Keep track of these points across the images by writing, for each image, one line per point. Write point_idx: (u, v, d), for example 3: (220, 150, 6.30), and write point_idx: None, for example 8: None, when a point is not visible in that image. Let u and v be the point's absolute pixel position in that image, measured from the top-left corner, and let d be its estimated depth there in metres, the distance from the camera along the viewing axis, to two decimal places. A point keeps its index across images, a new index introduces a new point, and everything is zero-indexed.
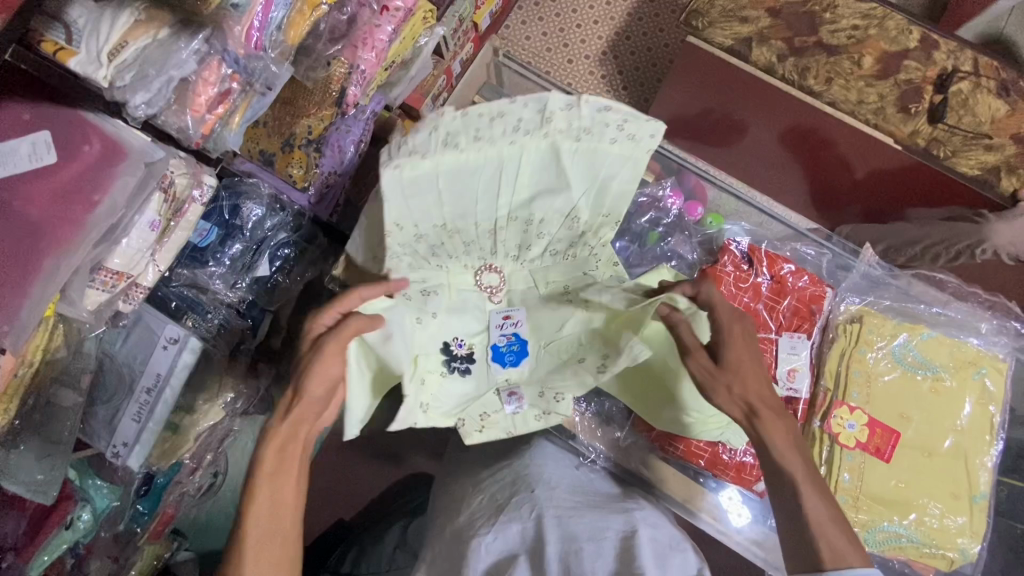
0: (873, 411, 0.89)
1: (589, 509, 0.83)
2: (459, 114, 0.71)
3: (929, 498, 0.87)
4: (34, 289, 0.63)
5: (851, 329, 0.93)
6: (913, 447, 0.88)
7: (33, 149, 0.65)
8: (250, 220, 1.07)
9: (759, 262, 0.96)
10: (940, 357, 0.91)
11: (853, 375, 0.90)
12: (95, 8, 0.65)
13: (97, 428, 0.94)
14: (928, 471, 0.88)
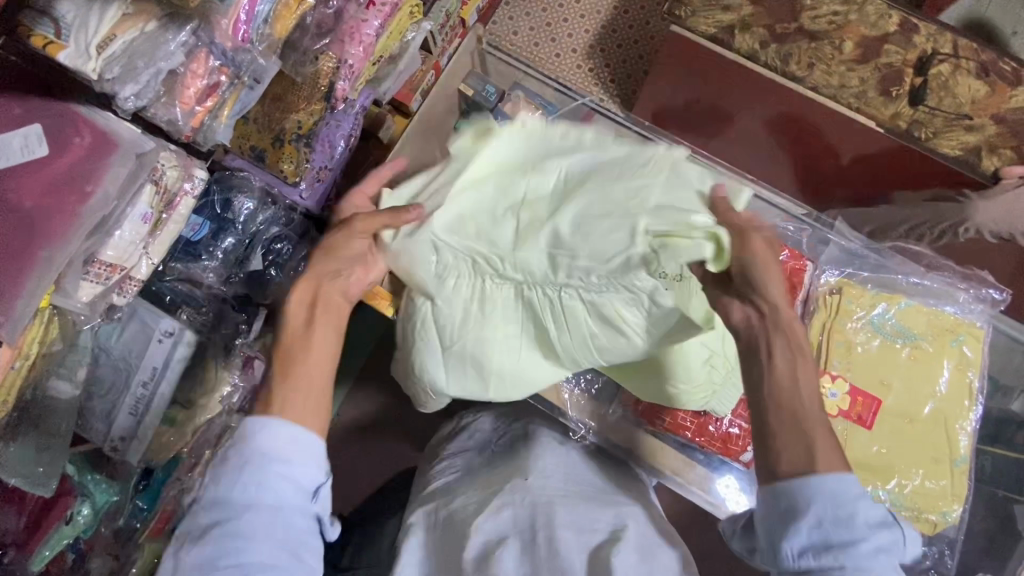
0: (853, 378, 0.91)
1: (580, 497, 0.85)
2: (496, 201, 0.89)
3: (910, 465, 0.89)
4: (29, 281, 0.64)
5: (831, 301, 0.94)
6: (893, 414, 0.91)
7: (25, 142, 0.65)
8: (241, 214, 1.09)
9: None
10: (918, 325, 0.93)
11: (834, 345, 0.92)
12: (83, 4, 0.66)
13: (94, 422, 0.95)
14: (910, 437, 0.90)
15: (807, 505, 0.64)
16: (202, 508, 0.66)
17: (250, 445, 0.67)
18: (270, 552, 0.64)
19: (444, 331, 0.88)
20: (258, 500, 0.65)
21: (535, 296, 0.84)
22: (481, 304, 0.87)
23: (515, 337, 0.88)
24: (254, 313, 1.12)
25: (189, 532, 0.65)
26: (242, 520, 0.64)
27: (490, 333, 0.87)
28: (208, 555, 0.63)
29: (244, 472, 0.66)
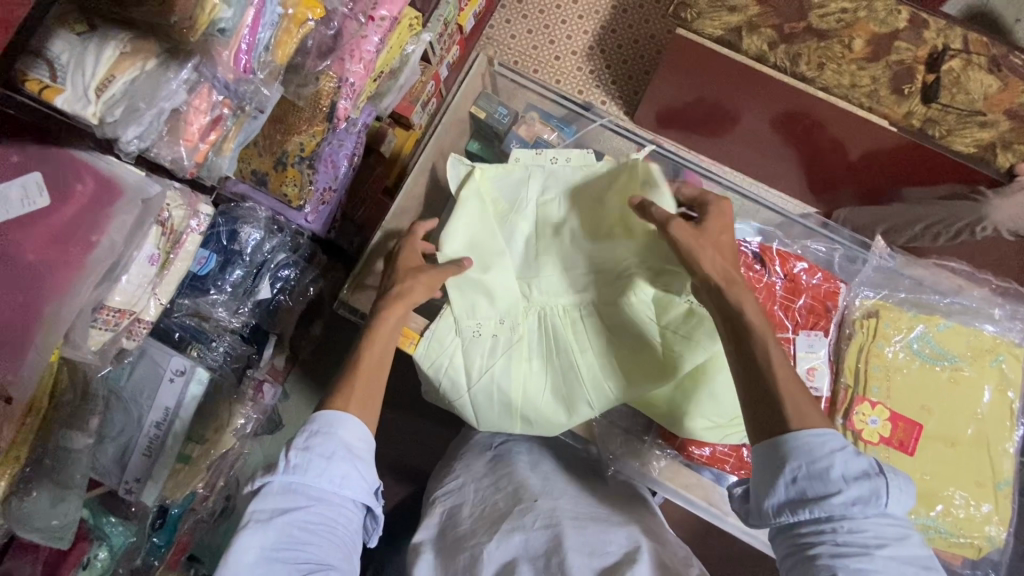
0: (893, 406, 0.88)
1: (593, 520, 0.80)
2: (499, 187, 0.90)
3: (954, 488, 0.86)
4: (37, 339, 0.62)
5: (867, 324, 0.92)
6: (934, 439, 0.88)
7: (24, 193, 0.62)
8: (248, 244, 1.07)
9: (771, 262, 0.93)
10: (957, 347, 0.91)
11: (872, 370, 0.89)
12: (78, 43, 0.63)
13: (106, 465, 0.93)
14: (951, 462, 0.87)
15: (789, 458, 0.60)
16: (271, 487, 0.63)
17: (335, 437, 0.66)
18: (333, 550, 0.63)
19: (472, 365, 0.83)
20: (334, 496, 0.64)
21: (562, 319, 0.85)
22: (510, 334, 0.84)
23: (549, 366, 0.84)
24: (265, 339, 1.12)
25: (257, 511, 0.62)
26: (317, 512, 0.63)
27: (521, 362, 0.83)
28: (276, 540, 0.61)
29: (331, 463, 0.64)
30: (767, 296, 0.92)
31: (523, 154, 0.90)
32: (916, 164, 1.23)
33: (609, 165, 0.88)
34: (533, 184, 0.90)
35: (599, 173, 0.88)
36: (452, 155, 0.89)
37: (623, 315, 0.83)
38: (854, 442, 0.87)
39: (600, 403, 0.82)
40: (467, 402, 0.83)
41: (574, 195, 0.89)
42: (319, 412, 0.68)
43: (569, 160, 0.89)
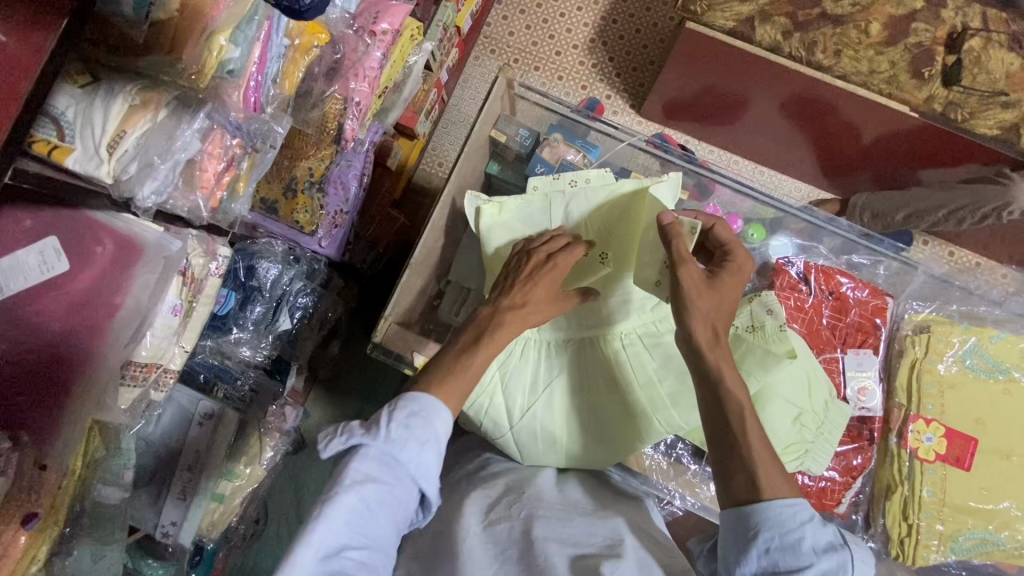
0: (949, 422, 0.87)
1: (578, 511, 0.72)
2: (521, 206, 0.87)
3: (1013, 501, 0.86)
4: (68, 410, 0.60)
5: (920, 340, 0.91)
6: (992, 452, 0.87)
7: (42, 258, 0.59)
8: (267, 279, 1.05)
9: (817, 282, 0.92)
10: (1012, 358, 0.90)
11: (926, 388, 0.89)
12: (83, 97, 0.59)
13: (141, 511, 0.92)
14: (1007, 474, 0.87)
15: (761, 527, 0.58)
16: (366, 452, 0.57)
17: (434, 426, 0.59)
18: (392, 533, 0.58)
19: (514, 406, 0.81)
20: (415, 481, 0.58)
21: (598, 352, 0.84)
22: (550, 369, 0.83)
23: (591, 398, 0.83)
24: (288, 370, 1.11)
25: (349, 472, 0.56)
26: (391, 492, 0.57)
27: (564, 396, 0.82)
28: (357, 507, 0.55)
29: (424, 450, 0.58)
30: (816, 314, 0.91)
31: (540, 181, 0.88)
32: (938, 148, 1.20)
33: (631, 184, 0.86)
34: (556, 210, 0.87)
35: (622, 192, 0.86)
36: (468, 192, 0.87)
37: (665, 342, 0.83)
38: (910, 460, 0.87)
39: (651, 433, 0.80)
40: (512, 444, 0.81)
41: (598, 218, 0.86)
42: (420, 391, 0.61)
43: (588, 182, 0.87)
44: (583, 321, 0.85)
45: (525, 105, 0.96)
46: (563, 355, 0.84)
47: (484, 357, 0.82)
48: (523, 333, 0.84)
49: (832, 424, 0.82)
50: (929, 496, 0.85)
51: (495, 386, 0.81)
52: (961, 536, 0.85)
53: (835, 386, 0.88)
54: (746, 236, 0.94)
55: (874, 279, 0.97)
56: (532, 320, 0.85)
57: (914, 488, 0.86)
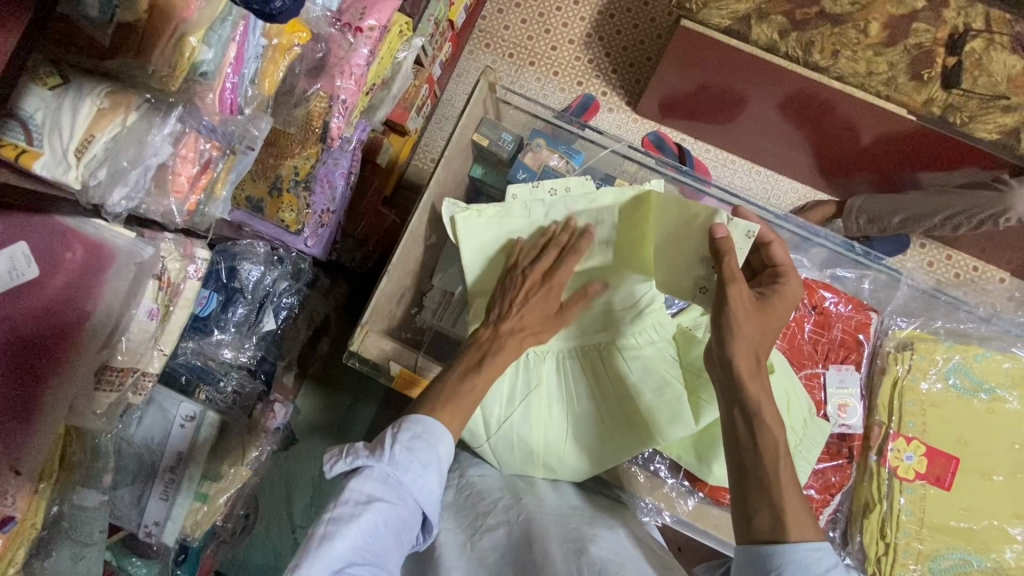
0: (930, 441, 0.87)
1: (578, 517, 0.73)
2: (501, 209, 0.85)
3: (993, 522, 0.85)
4: (40, 416, 0.60)
5: (903, 357, 0.90)
6: (973, 472, 0.87)
7: (10, 264, 0.58)
8: (249, 281, 1.04)
9: (799, 296, 0.91)
10: (995, 377, 0.89)
11: (907, 406, 0.88)
12: (52, 99, 0.58)
13: (124, 509, 0.91)
14: (987, 495, 0.86)
15: (782, 571, 0.57)
16: (370, 472, 0.59)
17: (435, 448, 0.62)
18: (395, 552, 0.59)
19: (491, 416, 0.81)
20: (417, 502, 0.60)
21: (579, 362, 0.84)
22: (528, 380, 0.83)
23: (570, 410, 0.82)
24: (272, 370, 1.11)
25: (355, 490, 0.57)
26: (398, 513, 0.58)
27: (542, 408, 0.81)
28: (363, 527, 0.56)
29: (427, 472, 0.60)
30: (797, 329, 0.90)
31: (520, 189, 0.85)
32: (932, 153, 1.18)
33: (612, 194, 0.84)
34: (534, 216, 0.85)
35: (603, 202, 0.84)
36: (446, 200, 0.86)
37: (645, 355, 0.81)
38: (889, 479, 0.86)
39: (629, 446, 0.80)
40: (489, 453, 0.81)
41: (579, 228, 0.85)
42: (416, 415, 0.64)
43: (568, 191, 0.85)
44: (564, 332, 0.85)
45: (510, 111, 0.95)
46: (543, 364, 0.84)
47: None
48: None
49: (810, 442, 0.81)
50: (908, 514, 0.85)
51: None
52: (939, 556, 0.84)
53: (815, 401, 0.87)
54: None
55: (858, 292, 0.96)
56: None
57: (893, 506, 0.85)
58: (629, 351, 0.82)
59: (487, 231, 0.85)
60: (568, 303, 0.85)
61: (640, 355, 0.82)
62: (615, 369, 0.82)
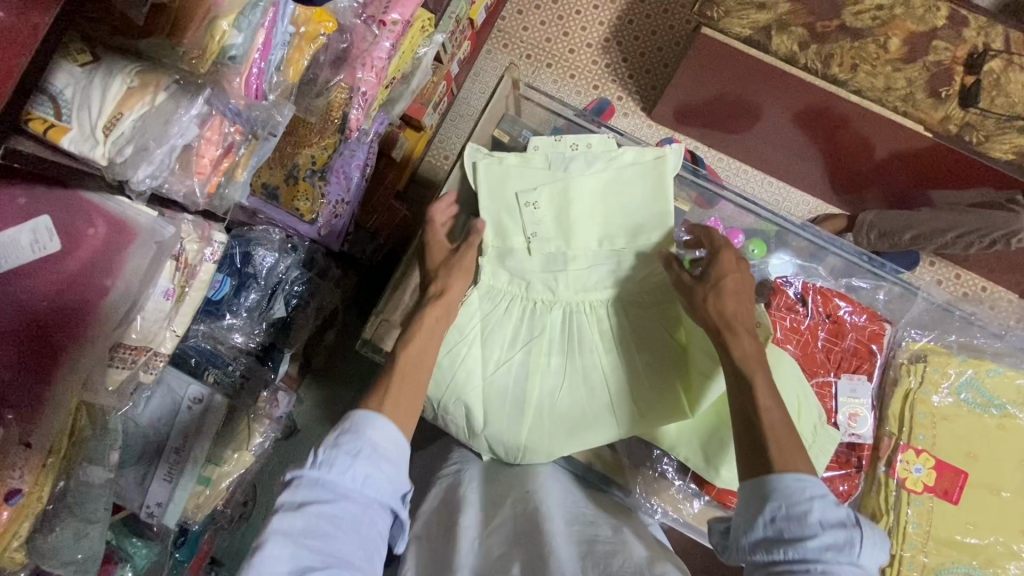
0: (940, 454, 0.87)
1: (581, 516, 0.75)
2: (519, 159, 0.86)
3: (998, 537, 0.85)
4: (56, 388, 0.60)
5: (915, 368, 0.90)
6: (981, 487, 0.86)
7: (34, 237, 0.60)
8: (263, 267, 1.05)
9: (815, 304, 0.90)
10: (1008, 393, 0.89)
11: (918, 419, 0.88)
12: (83, 76, 0.59)
13: (129, 488, 0.90)
14: (994, 511, 0.86)
15: (770, 497, 0.58)
16: (298, 480, 0.56)
17: (364, 436, 0.59)
18: (358, 552, 0.55)
19: (492, 358, 0.81)
20: (361, 495, 0.57)
21: (588, 317, 0.83)
22: (531, 329, 0.83)
23: (574, 361, 0.82)
24: (281, 358, 1.09)
25: (285, 500, 0.56)
26: (338, 509, 0.55)
27: (541, 358, 0.82)
28: (303, 532, 0.54)
29: (357, 461, 0.57)
30: (811, 337, 0.90)
31: (542, 142, 0.87)
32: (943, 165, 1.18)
33: (632, 152, 0.85)
34: (552, 168, 0.85)
35: (622, 160, 0.85)
36: (469, 144, 0.86)
37: (650, 319, 0.82)
38: (897, 489, 0.86)
39: (627, 406, 0.80)
40: (478, 407, 0.80)
41: (596, 181, 0.85)
42: (349, 415, 0.62)
43: (590, 147, 0.86)
44: (574, 285, 0.83)
45: (530, 107, 0.94)
46: (550, 316, 0.83)
47: (468, 307, 0.82)
48: (511, 289, 0.84)
49: (819, 450, 0.81)
50: (915, 527, 0.85)
51: (474, 337, 0.81)
52: (943, 570, 0.84)
53: (826, 410, 0.87)
54: (747, 251, 0.93)
55: (874, 303, 0.96)
56: (520, 277, 0.84)
57: (899, 518, 0.85)
58: (633, 308, 0.83)
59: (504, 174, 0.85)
60: (580, 263, 0.83)
61: (648, 314, 0.82)
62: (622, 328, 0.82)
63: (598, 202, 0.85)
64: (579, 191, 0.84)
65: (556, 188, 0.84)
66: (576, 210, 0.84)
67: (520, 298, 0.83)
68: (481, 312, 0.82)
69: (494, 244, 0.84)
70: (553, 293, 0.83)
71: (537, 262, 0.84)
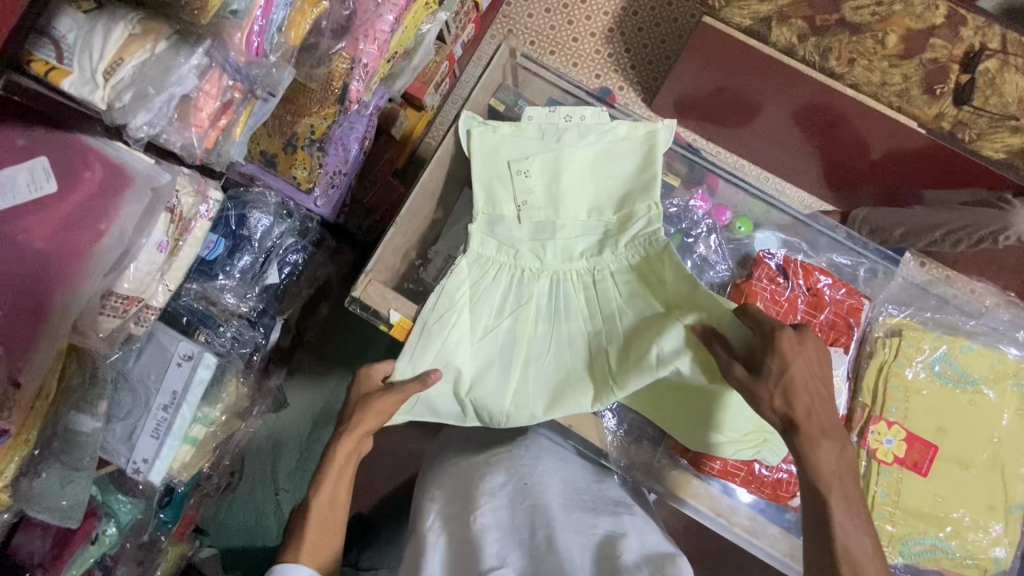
0: (911, 426, 0.87)
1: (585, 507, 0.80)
2: (513, 129, 0.88)
3: (964, 510, 0.87)
4: (48, 328, 0.62)
5: (890, 343, 0.90)
6: (950, 460, 0.88)
7: (31, 177, 0.61)
8: (257, 229, 1.06)
9: (795, 275, 0.90)
10: (979, 369, 0.90)
11: (891, 390, 0.88)
12: (85, 22, 0.60)
13: (114, 444, 0.91)
14: (964, 485, 0.87)
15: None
16: None
17: None
18: None
19: (479, 322, 0.83)
20: None
21: (574, 285, 0.85)
22: (518, 298, 0.84)
23: (557, 328, 0.84)
24: (272, 323, 1.12)
25: None
26: None
27: (528, 324, 0.84)
28: None
29: None
30: (789, 308, 0.89)
31: (536, 112, 0.88)
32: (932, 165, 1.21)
33: (625, 125, 0.88)
34: (547, 139, 0.87)
35: (615, 133, 0.88)
36: (464, 112, 0.86)
37: (634, 285, 0.83)
38: (868, 460, 0.87)
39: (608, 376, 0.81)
40: (467, 376, 0.81)
41: (588, 153, 0.88)
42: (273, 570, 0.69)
43: (584, 119, 0.88)
44: (560, 253, 0.86)
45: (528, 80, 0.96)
46: (537, 284, 0.85)
47: (457, 274, 0.83)
48: (499, 258, 0.85)
49: None
50: (884, 496, 0.86)
51: (463, 305, 0.82)
52: (909, 540, 0.86)
53: None
54: (732, 227, 0.96)
55: (854, 279, 0.97)
56: (509, 245, 0.85)
57: (869, 488, 0.87)
58: (618, 277, 0.84)
59: (499, 141, 0.87)
60: (570, 233, 0.86)
61: (636, 287, 0.84)
62: (609, 298, 0.84)
63: (587, 177, 0.88)
64: (572, 161, 0.87)
65: (548, 158, 0.87)
66: (567, 180, 0.87)
67: (510, 267, 0.85)
68: (474, 279, 0.84)
69: (485, 211, 0.87)
70: (541, 262, 0.85)
71: (527, 230, 0.86)
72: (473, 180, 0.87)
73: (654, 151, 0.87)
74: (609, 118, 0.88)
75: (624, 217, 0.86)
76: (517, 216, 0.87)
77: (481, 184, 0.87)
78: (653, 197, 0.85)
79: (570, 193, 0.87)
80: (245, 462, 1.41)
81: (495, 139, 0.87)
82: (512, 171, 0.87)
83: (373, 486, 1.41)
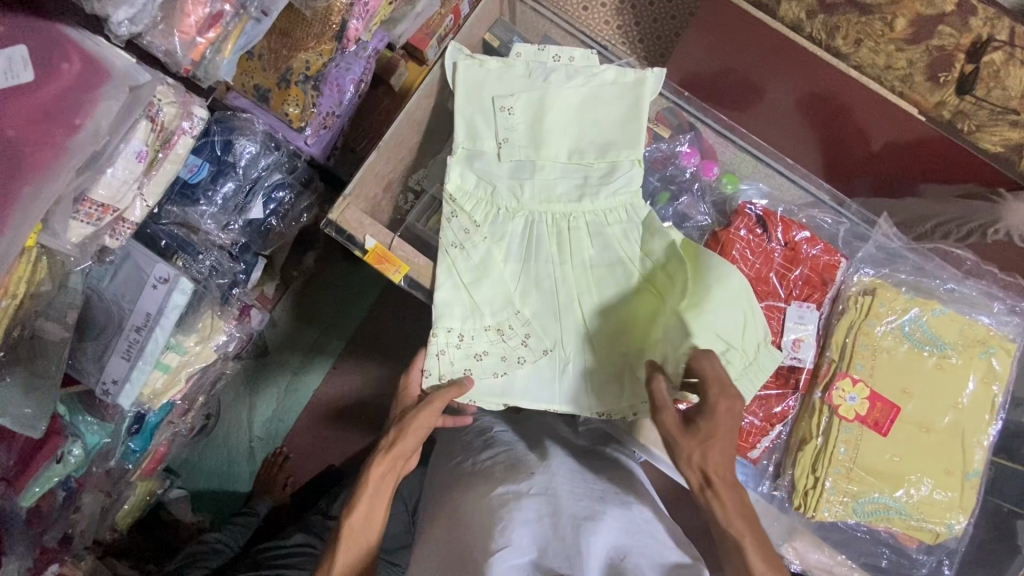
0: (875, 385, 0.88)
1: (589, 495, 0.85)
2: (501, 65, 0.90)
3: (920, 474, 0.88)
4: (14, 217, 0.60)
5: (862, 301, 0.91)
6: (911, 421, 0.88)
7: (7, 64, 0.60)
8: (242, 157, 1.04)
9: (774, 228, 0.94)
10: (949, 334, 0.90)
11: (859, 348, 0.89)
12: None
13: (86, 364, 0.91)
14: (923, 447, 0.88)
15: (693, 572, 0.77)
16: None
17: None
18: None
19: (452, 256, 0.84)
20: None
21: (548, 226, 0.87)
22: (492, 232, 0.86)
23: (525, 267, 0.86)
24: (253, 262, 1.14)
25: None
26: None
27: (498, 262, 0.86)
28: None
29: None
30: (764, 260, 0.93)
31: (525, 50, 0.92)
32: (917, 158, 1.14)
33: (614, 71, 0.91)
34: (534, 76, 0.91)
35: (603, 77, 0.91)
36: (451, 44, 0.89)
37: (608, 233, 0.86)
38: (829, 416, 0.88)
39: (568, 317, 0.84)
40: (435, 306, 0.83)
41: (574, 95, 0.90)
42: None
43: (572, 61, 0.92)
44: (538, 194, 0.87)
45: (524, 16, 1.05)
46: (512, 223, 0.87)
47: None
48: (477, 193, 0.87)
49: (761, 366, 0.81)
50: (843, 453, 0.87)
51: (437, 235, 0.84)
52: (865, 498, 0.87)
53: (772, 331, 0.91)
54: (720, 184, 1.02)
55: (833, 237, 1.00)
56: (486, 181, 0.88)
57: (829, 442, 0.88)
58: (592, 223, 0.86)
59: (487, 74, 0.90)
60: (554, 170, 0.89)
61: (607, 235, 0.86)
62: (578, 244, 0.86)
63: (569, 121, 0.90)
64: (556, 101, 0.90)
65: (533, 96, 0.89)
66: (550, 120, 0.89)
67: (484, 202, 0.87)
68: (453, 217, 0.86)
69: (465, 146, 0.89)
70: (517, 202, 0.87)
71: (505, 166, 0.89)
72: (456, 112, 0.89)
73: (640, 103, 0.89)
74: (597, 62, 0.92)
75: (603, 163, 0.89)
76: (500, 153, 0.89)
77: (464, 116, 0.89)
78: (637, 150, 0.88)
79: (553, 130, 0.89)
80: (222, 407, 1.40)
81: (483, 72, 0.90)
82: (494, 108, 0.89)
83: (345, 436, 1.42)
